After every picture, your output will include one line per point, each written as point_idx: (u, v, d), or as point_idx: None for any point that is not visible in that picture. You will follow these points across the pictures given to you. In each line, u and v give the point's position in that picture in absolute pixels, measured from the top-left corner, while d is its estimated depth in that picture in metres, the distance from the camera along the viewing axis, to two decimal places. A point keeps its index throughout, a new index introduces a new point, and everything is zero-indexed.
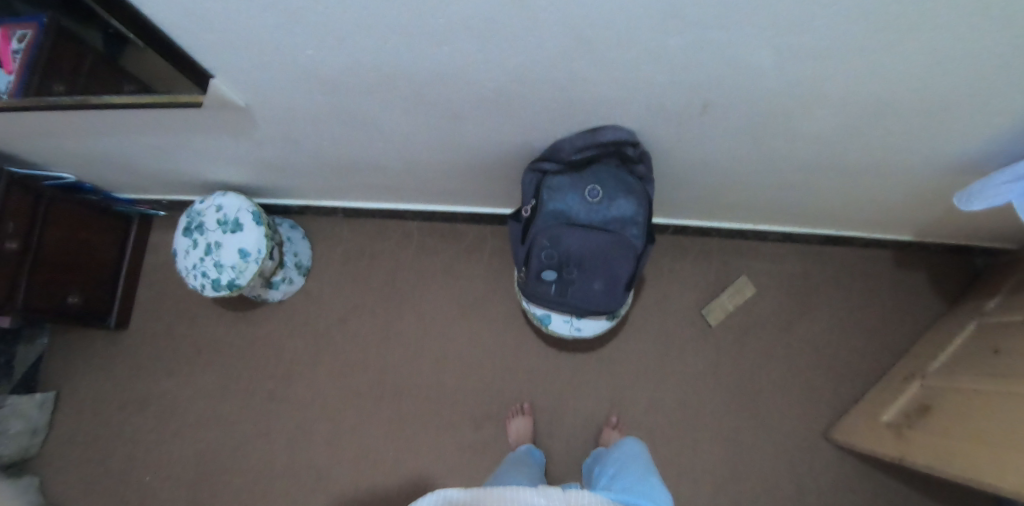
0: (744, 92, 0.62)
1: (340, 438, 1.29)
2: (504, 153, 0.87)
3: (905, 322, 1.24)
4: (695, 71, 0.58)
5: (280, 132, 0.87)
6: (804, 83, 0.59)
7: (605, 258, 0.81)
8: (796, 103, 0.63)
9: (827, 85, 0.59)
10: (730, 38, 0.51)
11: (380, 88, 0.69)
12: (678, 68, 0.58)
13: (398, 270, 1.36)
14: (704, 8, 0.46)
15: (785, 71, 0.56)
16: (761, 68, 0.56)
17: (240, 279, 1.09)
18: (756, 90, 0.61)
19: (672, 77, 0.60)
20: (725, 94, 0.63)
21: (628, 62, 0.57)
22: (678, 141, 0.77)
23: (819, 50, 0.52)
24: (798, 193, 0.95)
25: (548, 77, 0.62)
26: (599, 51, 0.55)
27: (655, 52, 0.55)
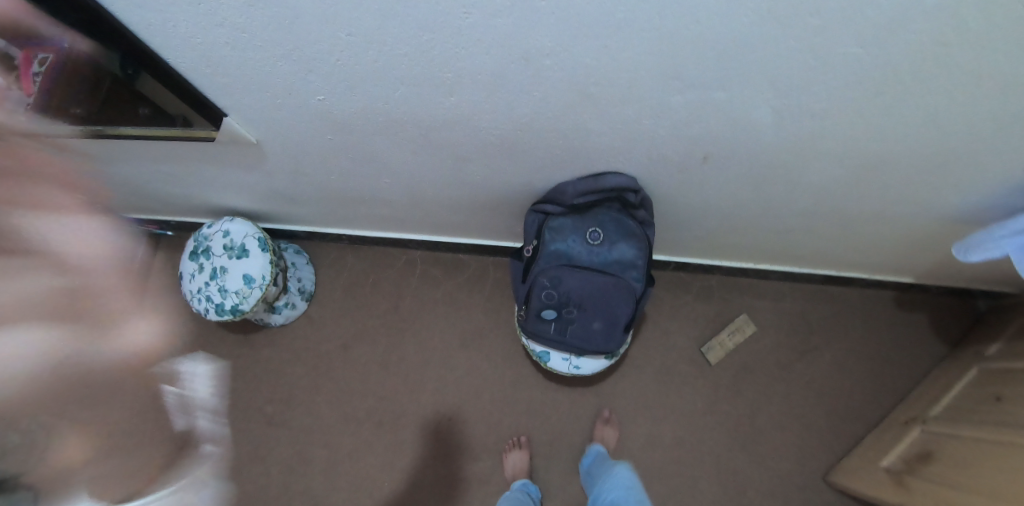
0: (742, 145, 0.64)
1: (335, 466, 1.27)
2: (508, 192, 0.89)
3: (905, 364, 1.24)
4: (695, 124, 0.60)
5: (291, 166, 0.89)
6: (800, 139, 0.61)
7: (604, 298, 0.83)
8: (792, 157, 0.65)
9: (822, 142, 0.61)
10: (729, 98, 0.53)
11: (390, 131, 0.71)
12: (679, 122, 0.60)
13: (401, 298, 1.38)
14: (704, 71, 0.49)
15: (782, 128, 0.59)
16: (759, 125, 0.59)
17: (244, 304, 1.10)
18: (753, 144, 0.63)
19: (672, 130, 0.62)
20: (723, 147, 0.65)
21: (630, 116, 0.60)
22: (678, 188, 0.79)
23: (814, 111, 0.54)
24: (796, 236, 0.97)
25: (553, 126, 0.64)
26: (602, 104, 0.58)
27: (657, 107, 0.57)
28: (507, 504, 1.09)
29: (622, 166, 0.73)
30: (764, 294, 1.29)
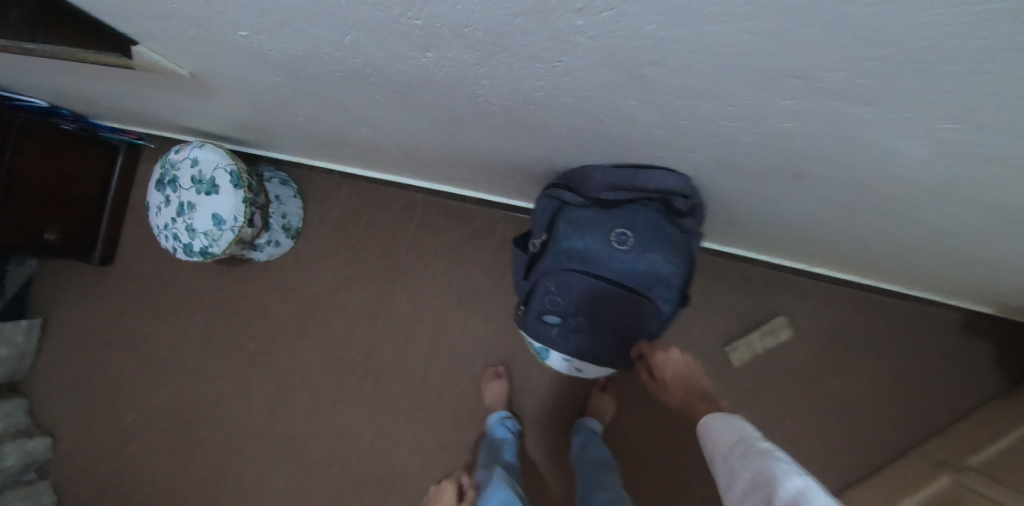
0: (848, 171, 0.45)
1: (316, 415, 1.22)
2: (519, 160, 0.70)
3: (946, 394, 1.13)
4: (788, 137, 0.40)
5: (253, 100, 0.71)
6: (939, 182, 0.42)
7: (619, 314, 0.67)
8: (916, 194, 0.46)
9: (976, 188, 0.41)
10: (858, 119, 0.33)
11: (364, 82, 0.53)
12: (765, 131, 0.40)
13: (396, 245, 1.23)
14: (836, 79, 0.29)
15: (922, 165, 0.39)
16: (889, 155, 0.39)
17: (214, 247, 1.00)
18: (867, 172, 0.44)
19: (757, 137, 0.42)
20: (821, 166, 0.45)
21: (702, 111, 0.40)
22: (742, 190, 0.59)
23: (989, 157, 0.34)
24: (875, 254, 0.77)
25: (584, 106, 0.45)
26: (654, 91, 0.38)
27: (737, 108, 0.37)
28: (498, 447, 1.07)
29: (674, 160, 0.54)
30: (805, 297, 1.16)
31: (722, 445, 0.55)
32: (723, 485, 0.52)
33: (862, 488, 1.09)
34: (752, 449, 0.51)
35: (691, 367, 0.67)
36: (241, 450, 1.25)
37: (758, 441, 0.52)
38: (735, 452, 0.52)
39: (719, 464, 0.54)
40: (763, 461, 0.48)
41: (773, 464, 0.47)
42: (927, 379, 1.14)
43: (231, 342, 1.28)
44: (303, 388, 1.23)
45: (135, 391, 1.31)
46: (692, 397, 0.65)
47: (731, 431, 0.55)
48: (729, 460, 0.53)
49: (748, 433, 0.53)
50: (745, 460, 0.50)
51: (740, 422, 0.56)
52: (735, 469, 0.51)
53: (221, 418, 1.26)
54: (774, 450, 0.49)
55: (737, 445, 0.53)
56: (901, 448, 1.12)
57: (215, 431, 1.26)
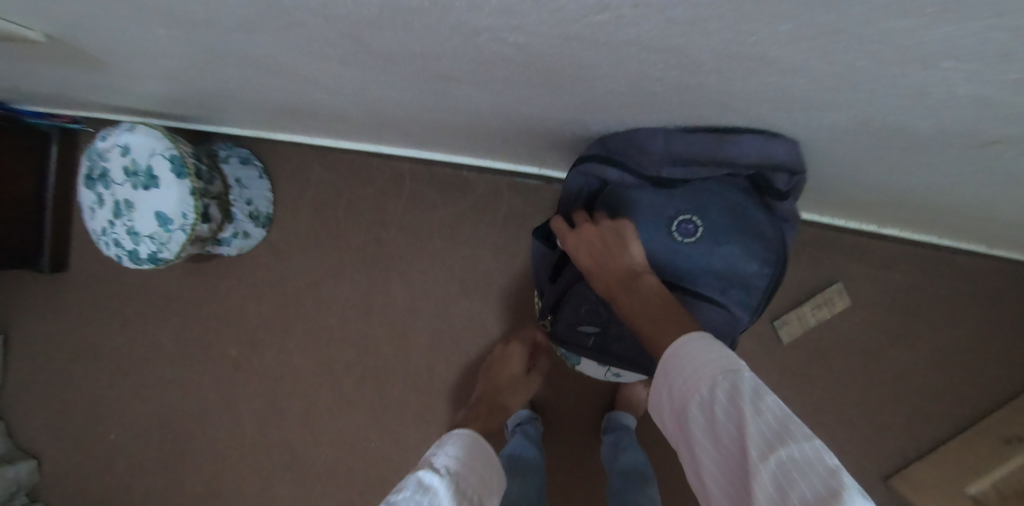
0: None
1: (314, 423, 1.05)
2: (532, 126, 0.52)
3: (1020, 358, 1.00)
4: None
5: (157, 57, 0.50)
6: None
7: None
8: None
9: None
10: None
11: (298, 20, 0.33)
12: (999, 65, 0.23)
13: (385, 226, 1.05)
14: None
15: None
16: None
17: (164, 252, 0.84)
18: None
19: (968, 82, 0.25)
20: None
21: (884, 42, 0.22)
22: (870, 148, 0.41)
23: None
24: (982, 213, 0.62)
25: (667, 48, 0.26)
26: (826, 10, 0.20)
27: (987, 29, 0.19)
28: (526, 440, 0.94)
29: (785, 119, 0.36)
30: (858, 258, 1.03)
31: (681, 371, 0.38)
32: (685, 431, 0.38)
33: (926, 467, 0.98)
34: (731, 393, 0.35)
35: (621, 242, 0.48)
36: (233, 469, 1.06)
37: (740, 375, 0.35)
38: (708, 396, 0.36)
39: (684, 410, 0.38)
40: (749, 419, 0.33)
41: (768, 426, 0.32)
42: (998, 341, 1.00)
43: (197, 353, 1.09)
44: (290, 398, 1.06)
45: (99, 410, 1.10)
46: (619, 284, 0.47)
47: (698, 362, 0.38)
48: (700, 408, 0.37)
49: (724, 363, 0.36)
50: (724, 408, 0.35)
51: (707, 340, 0.39)
52: (711, 423, 0.35)
53: (191, 442, 1.08)
54: (765, 396, 0.34)
55: (706, 375, 0.37)
56: (969, 420, 1.00)
57: (199, 451, 1.07)
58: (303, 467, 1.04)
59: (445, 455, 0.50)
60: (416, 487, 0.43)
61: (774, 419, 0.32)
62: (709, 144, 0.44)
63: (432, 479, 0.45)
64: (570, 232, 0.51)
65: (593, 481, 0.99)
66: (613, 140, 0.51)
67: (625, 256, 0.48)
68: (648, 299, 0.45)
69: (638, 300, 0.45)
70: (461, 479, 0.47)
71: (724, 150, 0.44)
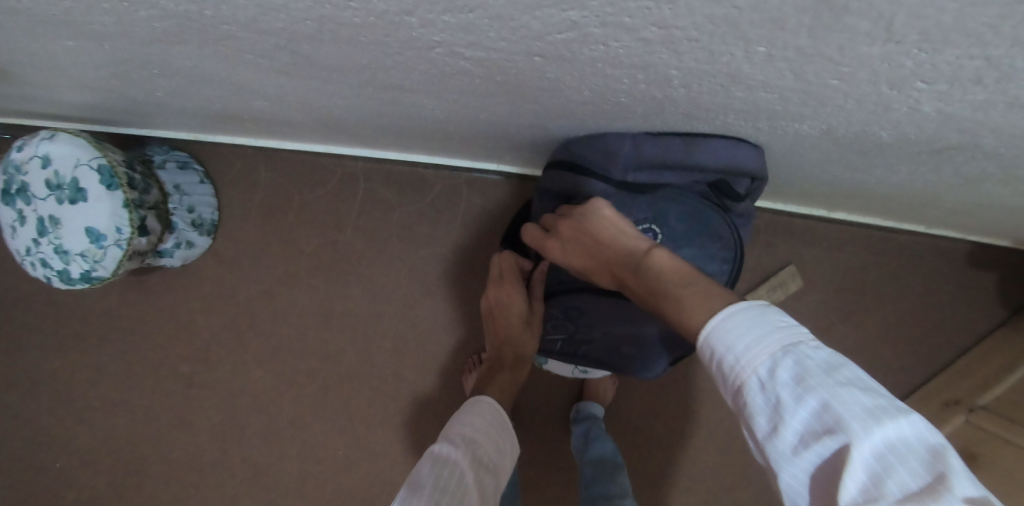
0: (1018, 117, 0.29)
1: (278, 435, 1.01)
2: (491, 125, 0.50)
3: (951, 327, 1.08)
4: (976, 72, 0.23)
5: (70, 68, 0.46)
6: None
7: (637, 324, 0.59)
8: None
9: None
10: None
11: (228, 32, 0.30)
12: (946, 61, 0.22)
13: (342, 228, 1.01)
14: None
15: None
16: None
17: (98, 270, 0.78)
18: None
19: (939, 96, 0.27)
20: (975, 113, 0.29)
21: (873, 44, 0.21)
22: (833, 149, 0.43)
23: None
24: (920, 198, 0.65)
25: (645, 62, 0.26)
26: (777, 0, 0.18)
27: (936, 18, 0.19)
28: None
29: (753, 125, 0.38)
30: (807, 240, 1.08)
31: (728, 346, 0.32)
32: (739, 414, 0.31)
33: None
34: (797, 372, 0.29)
35: (601, 225, 0.47)
36: (195, 489, 1.01)
37: (803, 348, 0.30)
38: (768, 375, 0.30)
39: (736, 393, 0.31)
40: (828, 400, 0.27)
41: (852, 406, 0.27)
42: (931, 313, 1.08)
43: (143, 373, 1.02)
44: (248, 414, 1.01)
45: (40, 439, 1.02)
46: (623, 271, 0.44)
47: (750, 337, 0.31)
48: (762, 392, 0.30)
49: (781, 335, 0.30)
50: (789, 390, 0.29)
51: (752, 307, 0.32)
52: (775, 410, 0.29)
53: (143, 467, 1.01)
54: (837, 370, 0.28)
55: (762, 352, 0.30)
56: (908, 388, 1.07)
57: (155, 473, 1.01)
58: (267, 482, 1.00)
59: (460, 423, 0.49)
60: (434, 465, 0.42)
61: (860, 396, 0.27)
62: (679, 147, 0.45)
63: (448, 451, 0.44)
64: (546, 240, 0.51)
65: (566, 472, 1.00)
66: (579, 143, 0.51)
67: (611, 239, 0.45)
68: (665, 274, 0.40)
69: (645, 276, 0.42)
70: (477, 446, 0.46)
71: (693, 152, 0.45)
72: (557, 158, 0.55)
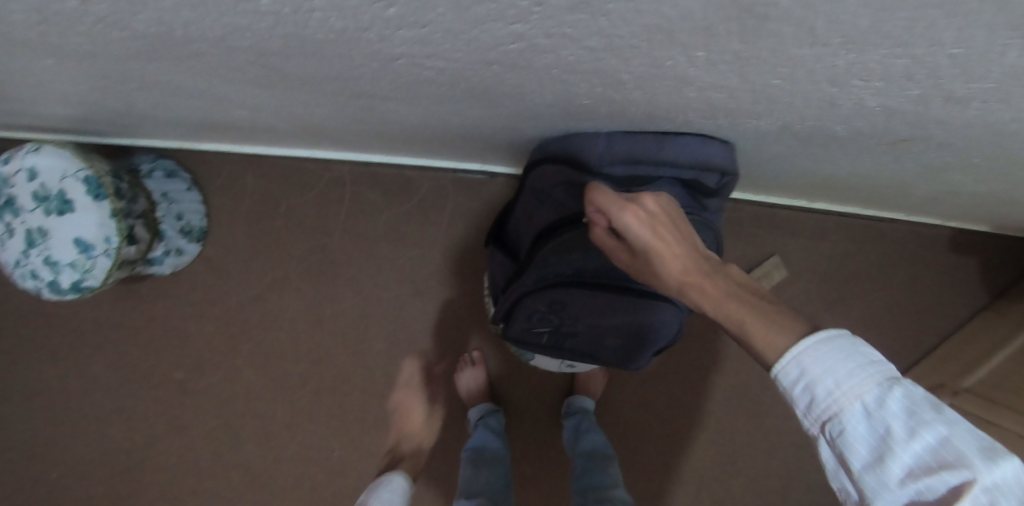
0: (954, 113, 0.30)
1: (274, 438, 1.02)
2: (467, 128, 0.51)
3: (933, 312, 1.10)
4: (905, 73, 0.24)
5: (49, 84, 0.46)
6: None
7: (622, 316, 0.59)
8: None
9: None
10: None
11: (199, 48, 0.31)
12: (871, 65, 0.24)
13: (330, 231, 1.02)
14: None
15: None
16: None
17: (88, 280, 0.79)
18: (988, 111, 0.29)
19: (879, 97, 0.28)
20: (914, 110, 0.30)
21: (801, 45, 0.22)
22: (796, 144, 0.44)
23: None
24: (891, 187, 0.66)
25: (595, 68, 0.27)
26: (702, 16, 0.20)
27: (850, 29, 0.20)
28: (491, 432, 0.92)
29: (715, 123, 0.39)
30: (790, 231, 1.10)
31: (834, 373, 0.31)
32: (836, 443, 0.31)
33: None
34: (907, 405, 0.29)
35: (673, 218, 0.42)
36: (191, 494, 1.02)
37: (903, 382, 0.30)
38: (875, 404, 0.30)
39: (835, 420, 0.31)
40: (938, 434, 0.28)
41: (962, 441, 0.27)
42: (914, 299, 1.10)
43: (137, 380, 1.03)
44: (244, 418, 1.02)
45: (35, 450, 1.03)
46: (702, 275, 0.40)
47: (854, 364, 0.31)
48: (866, 420, 0.30)
49: (883, 367, 0.31)
50: (898, 422, 0.29)
51: (851, 337, 0.32)
52: (882, 438, 0.29)
53: (139, 474, 1.02)
54: (939, 406, 0.29)
55: (870, 381, 0.30)
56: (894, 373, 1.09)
57: (152, 479, 1.02)
58: (264, 485, 1.01)
59: None
60: None
61: (967, 434, 0.27)
62: (650, 143, 0.47)
63: None
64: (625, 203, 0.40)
65: (559, 467, 1.02)
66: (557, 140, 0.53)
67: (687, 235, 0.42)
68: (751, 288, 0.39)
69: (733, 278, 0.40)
70: None
71: (663, 147, 0.47)
72: (534, 159, 0.57)
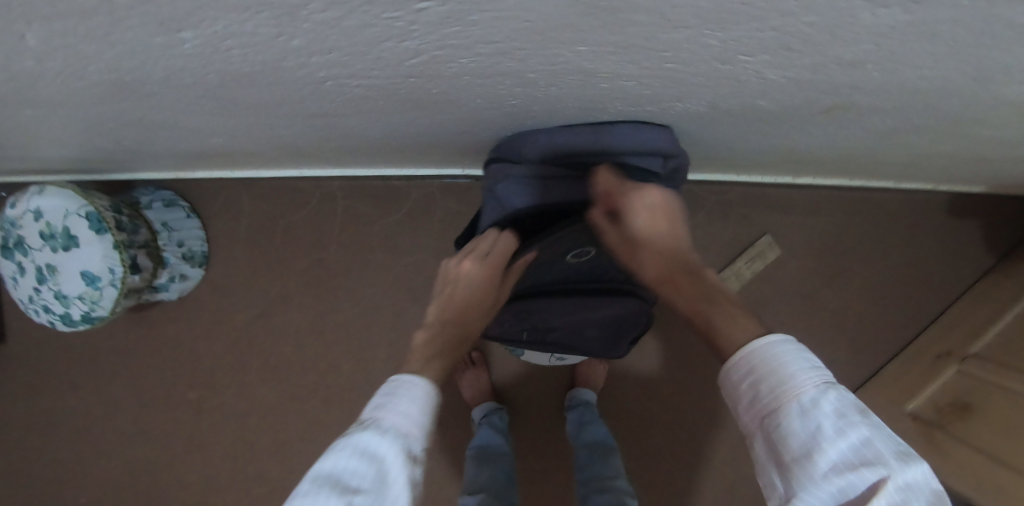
0: (857, 80, 0.31)
1: (289, 450, 1.05)
2: (427, 135, 0.53)
3: (934, 278, 1.09)
4: (780, 50, 0.26)
5: (38, 130, 0.50)
6: (967, 72, 0.29)
7: (590, 312, 0.61)
8: (935, 92, 0.34)
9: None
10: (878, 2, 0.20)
11: (152, 87, 0.34)
12: (744, 48, 0.25)
13: (326, 246, 1.05)
14: None
15: (953, 51, 0.26)
16: (910, 50, 0.26)
17: (97, 310, 0.83)
18: (884, 76, 0.30)
19: (775, 70, 0.29)
20: (818, 81, 0.32)
21: (667, 29, 0.23)
22: (737, 122, 0.45)
23: None
24: (860, 156, 0.67)
25: (501, 69, 0.29)
26: (560, 21, 0.21)
27: (699, 18, 0.21)
28: (495, 431, 0.94)
29: (647, 109, 0.41)
30: (779, 208, 1.10)
31: (776, 374, 0.35)
32: (774, 439, 0.35)
33: (868, 393, 1.05)
34: (838, 407, 0.33)
35: (670, 220, 0.50)
36: None
37: (837, 388, 0.34)
38: (811, 404, 0.34)
39: (775, 417, 0.35)
40: (862, 434, 0.31)
41: (881, 444, 0.31)
42: (912, 267, 1.09)
43: (156, 404, 1.07)
44: (261, 433, 1.06)
45: (66, 479, 1.07)
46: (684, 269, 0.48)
47: (795, 368, 0.35)
48: (802, 418, 0.33)
49: (821, 373, 0.35)
50: (829, 422, 0.32)
51: (796, 344, 0.37)
52: (814, 435, 0.33)
53: (164, 494, 1.06)
54: (865, 411, 0.33)
55: (807, 384, 0.34)
56: (899, 343, 1.08)
57: (176, 498, 1.06)
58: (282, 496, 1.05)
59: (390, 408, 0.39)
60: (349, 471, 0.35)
61: (888, 438, 0.31)
62: (588, 133, 0.49)
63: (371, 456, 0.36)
64: (630, 191, 0.48)
65: (567, 460, 1.03)
66: (505, 144, 0.56)
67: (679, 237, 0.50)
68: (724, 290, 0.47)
69: (704, 279, 0.47)
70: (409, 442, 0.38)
71: (602, 136, 0.49)
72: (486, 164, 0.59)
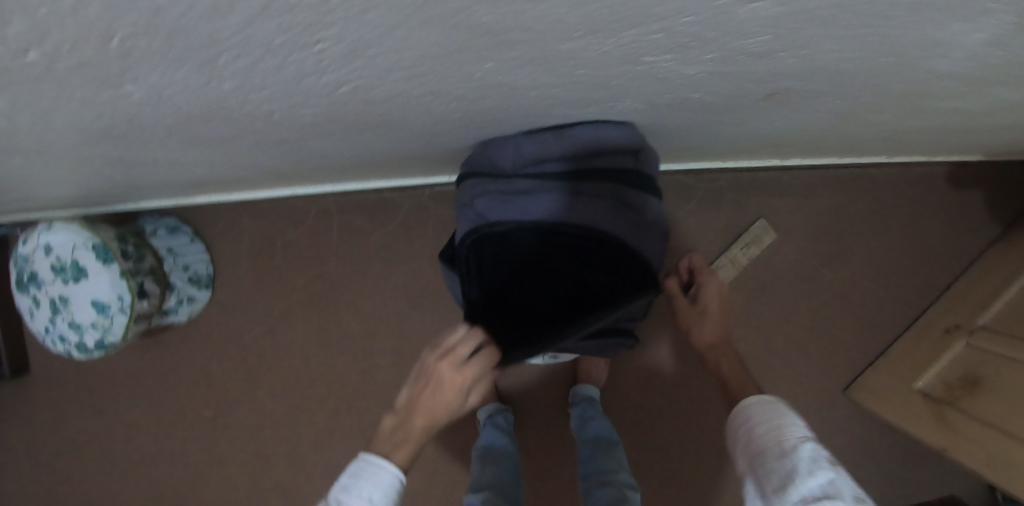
0: (777, 69, 0.32)
1: (304, 461, 1.08)
2: (396, 150, 0.55)
3: (934, 252, 1.07)
4: (680, 50, 0.27)
5: (33, 175, 0.53)
6: (878, 53, 0.30)
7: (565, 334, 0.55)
8: (861, 73, 0.34)
9: (932, 47, 0.29)
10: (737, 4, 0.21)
11: (119, 131, 0.36)
12: (646, 52, 0.26)
13: (325, 260, 1.08)
14: None
15: (847, 36, 0.27)
16: (805, 40, 0.27)
17: (110, 336, 0.87)
18: (800, 63, 0.31)
19: (689, 66, 0.30)
20: (738, 73, 0.32)
21: (560, 43, 0.24)
22: (688, 115, 0.46)
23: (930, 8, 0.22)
24: (832, 136, 0.67)
25: (427, 90, 0.30)
26: (455, 48, 0.23)
27: (582, 30, 0.23)
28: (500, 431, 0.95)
29: (592, 110, 0.42)
30: (771, 192, 1.09)
31: (770, 427, 0.47)
32: (762, 477, 0.45)
33: (874, 372, 1.04)
34: (813, 455, 0.43)
35: None
36: None
37: (817, 446, 0.44)
38: (792, 450, 0.44)
39: (765, 460, 0.45)
40: (827, 475, 0.41)
41: (841, 484, 0.40)
42: (911, 241, 1.08)
43: (174, 423, 1.11)
44: (275, 445, 1.09)
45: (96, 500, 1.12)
46: None
47: (786, 426, 0.47)
48: (784, 460, 0.44)
49: (807, 435, 0.46)
50: (802, 463, 0.43)
51: (793, 415, 0.48)
52: (790, 471, 0.43)
53: None
54: (837, 464, 0.42)
55: (791, 437, 0.45)
56: (903, 320, 1.07)
57: None
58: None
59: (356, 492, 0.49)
60: None
61: (849, 483, 0.41)
62: (550, 138, 0.52)
63: None
64: None
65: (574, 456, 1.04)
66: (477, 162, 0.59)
67: None
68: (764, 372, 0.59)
69: None
70: None
71: (562, 139, 0.52)
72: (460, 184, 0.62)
